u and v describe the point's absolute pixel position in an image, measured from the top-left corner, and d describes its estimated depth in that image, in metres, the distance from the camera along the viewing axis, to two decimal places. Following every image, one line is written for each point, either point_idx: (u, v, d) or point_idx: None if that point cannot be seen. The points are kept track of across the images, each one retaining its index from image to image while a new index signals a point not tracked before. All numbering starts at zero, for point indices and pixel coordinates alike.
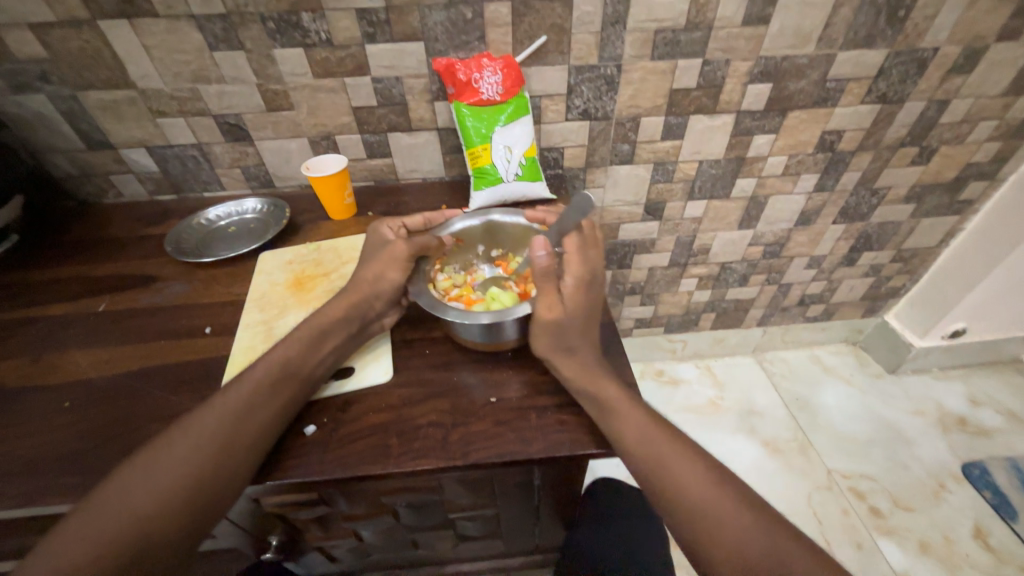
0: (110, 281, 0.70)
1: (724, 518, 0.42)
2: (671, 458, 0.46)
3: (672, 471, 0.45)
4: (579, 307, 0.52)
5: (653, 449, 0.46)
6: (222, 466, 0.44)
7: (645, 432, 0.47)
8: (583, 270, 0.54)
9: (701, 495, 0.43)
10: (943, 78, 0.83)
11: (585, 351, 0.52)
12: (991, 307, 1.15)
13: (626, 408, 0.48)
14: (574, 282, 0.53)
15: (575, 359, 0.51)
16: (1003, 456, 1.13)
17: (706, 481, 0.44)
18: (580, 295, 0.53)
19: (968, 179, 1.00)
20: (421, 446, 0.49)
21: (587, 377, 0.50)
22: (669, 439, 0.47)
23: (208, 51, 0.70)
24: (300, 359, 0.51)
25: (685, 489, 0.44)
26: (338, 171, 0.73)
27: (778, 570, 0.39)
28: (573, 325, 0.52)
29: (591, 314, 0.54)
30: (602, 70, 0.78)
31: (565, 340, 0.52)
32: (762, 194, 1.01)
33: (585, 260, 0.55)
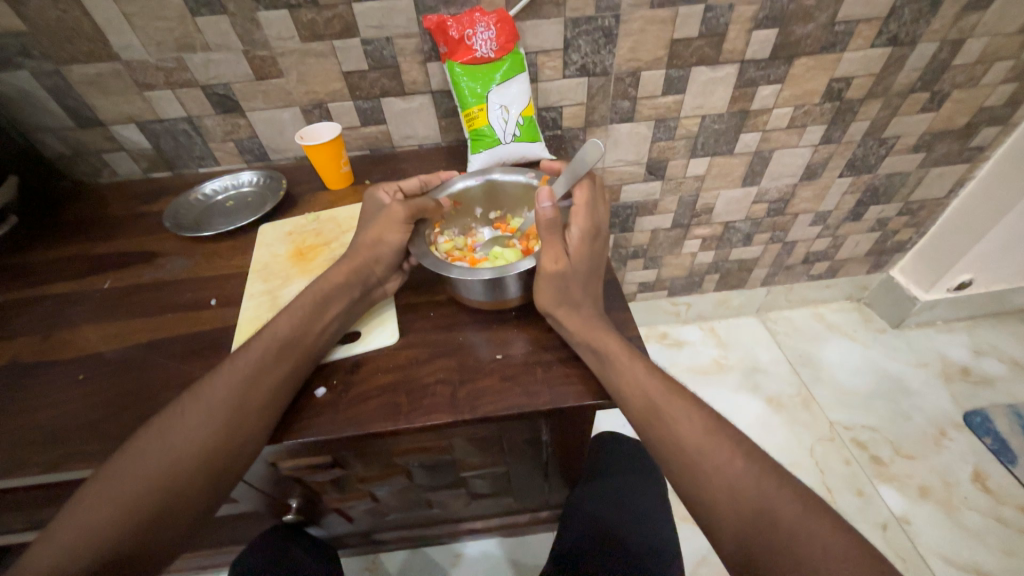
0: (112, 259, 0.70)
1: (723, 461, 0.43)
2: (673, 406, 0.47)
3: (672, 418, 0.46)
4: (583, 261, 0.53)
5: (654, 399, 0.47)
6: (238, 428, 0.46)
7: (647, 382, 0.48)
8: (589, 224, 0.54)
9: (698, 440, 0.44)
10: (958, 16, 0.79)
11: (586, 305, 0.53)
12: (998, 258, 1.14)
13: (628, 360, 0.49)
14: (580, 235, 0.53)
15: (577, 313, 0.52)
16: (1004, 404, 1.15)
17: (706, 427, 0.45)
18: (584, 248, 0.53)
19: (981, 125, 0.97)
20: (430, 403, 0.50)
21: (587, 331, 0.51)
22: (670, 391, 0.48)
23: (190, 16, 0.68)
24: (306, 324, 0.51)
25: (686, 434, 0.45)
26: (333, 139, 0.72)
27: (777, 510, 0.40)
28: (577, 278, 0.52)
29: (594, 267, 0.55)
30: (600, 21, 0.75)
31: (567, 293, 0.52)
32: (767, 149, 0.98)
33: (590, 214, 0.54)
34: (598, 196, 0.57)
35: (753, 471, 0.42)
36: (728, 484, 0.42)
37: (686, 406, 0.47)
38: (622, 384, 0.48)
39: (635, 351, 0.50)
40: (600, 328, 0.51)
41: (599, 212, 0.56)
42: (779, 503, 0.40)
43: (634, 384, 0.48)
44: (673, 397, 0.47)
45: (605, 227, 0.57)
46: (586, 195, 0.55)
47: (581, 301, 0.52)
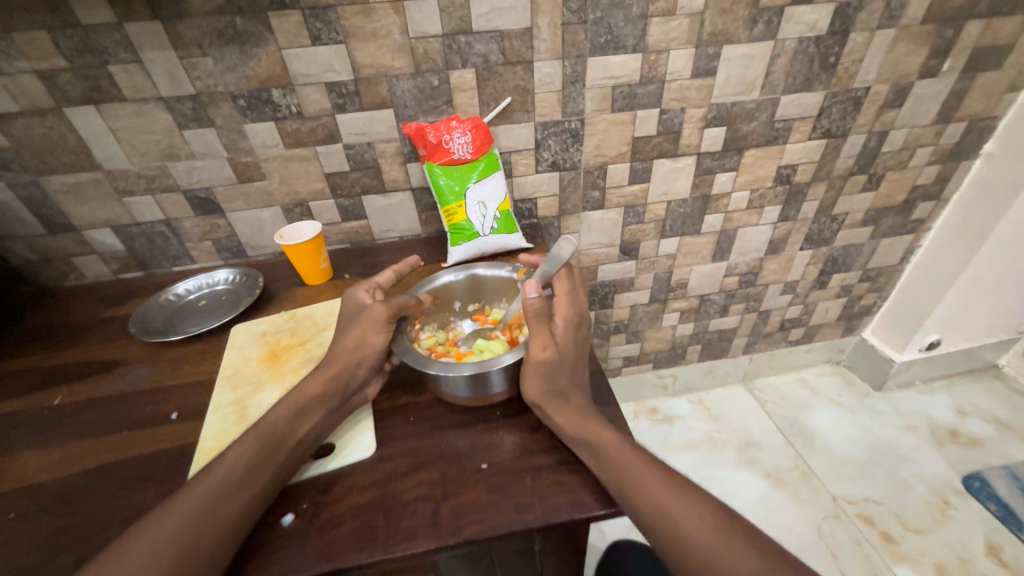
0: (67, 370, 0.65)
1: (741, 563, 0.40)
2: (680, 500, 0.44)
3: (680, 518, 0.42)
4: (568, 350, 0.52)
5: (660, 496, 0.44)
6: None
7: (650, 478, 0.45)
8: (571, 312, 0.54)
9: (709, 543, 0.41)
10: (878, 113, 0.90)
11: (577, 395, 0.51)
12: (959, 318, 1.19)
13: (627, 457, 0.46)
14: (564, 323, 0.53)
15: (568, 405, 0.50)
16: (999, 465, 1.13)
17: (718, 523, 0.42)
18: (570, 335, 0.53)
19: (917, 200, 1.07)
20: (410, 526, 0.45)
21: (582, 423, 0.49)
22: (672, 483, 0.45)
23: (177, 130, 0.71)
24: (274, 440, 0.47)
25: (697, 534, 0.42)
26: (313, 237, 0.72)
27: None
28: (563, 369, 0.51)
29: (580, 355, 0.54)
30: (567, 124, 0.81)
31: (556, 387, 0.51)
32: (731, 228, 1.05)
33: (573, 302, 0.55)
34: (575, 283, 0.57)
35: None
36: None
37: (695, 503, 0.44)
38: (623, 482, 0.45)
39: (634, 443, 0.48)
40: (595, 421, 0.49)
41: (579, 298, 0.56)
42: None
43: (637, 480, 0.45)
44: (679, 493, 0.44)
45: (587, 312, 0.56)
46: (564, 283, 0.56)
47: (571, 393, 0.51)
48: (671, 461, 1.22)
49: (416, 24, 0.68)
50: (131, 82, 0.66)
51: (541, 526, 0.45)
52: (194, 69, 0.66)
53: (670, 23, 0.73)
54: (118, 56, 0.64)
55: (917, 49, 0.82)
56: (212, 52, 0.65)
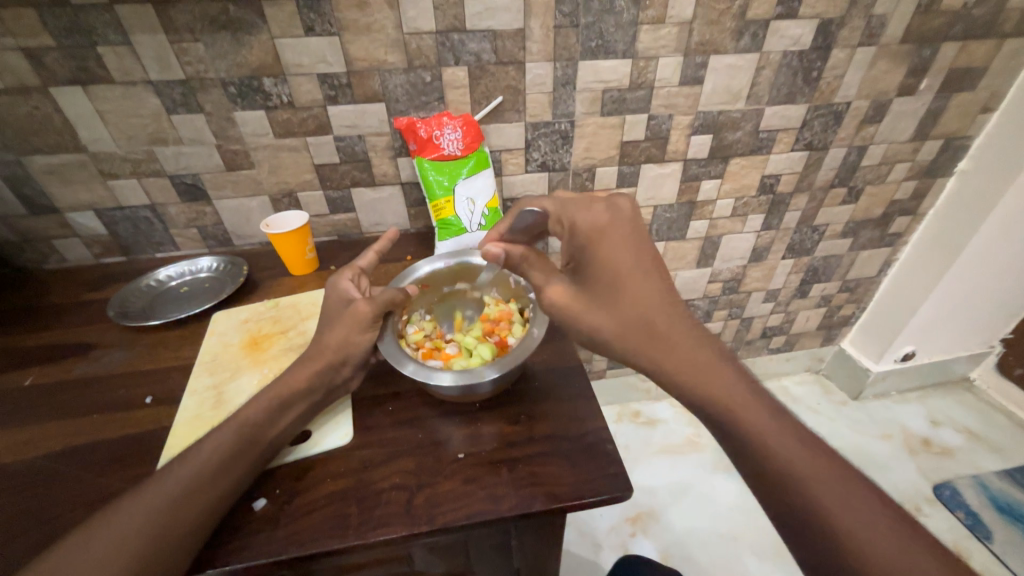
0: (40, 351, 0.64)
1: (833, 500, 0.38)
2: (779, 434, 0.41)
3: (778, 451, 0.40)
4: (628, 275, 0.47)
5: (788, 457, 0.40)
6: (152, 565, 0.39)
7: (777, 439, 0.41)
8: (606, 235, 0.49)
9: (787, 455, 0.40)
10: (858, 128, 0.93)
11: (672, 327, 0.46)
12: (934, 330, 1.22)
13: (753, 412, 0.42)
14: (602, 248, 0.49)
15: (663, 341, 0.45)
16: (969, 475, 1.16)
17: (815, 460, 0.40)
18: (620, 271, 0.48)
19: (894, 214, 1.10)
20: (384, 513, 0.45)
21: (687, 361, 0.44)
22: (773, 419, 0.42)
23: (166, 114, 0.71)
24: (249, 425, 0.47)
25: (793, 466, 0.40)
26: (300, 227, 0.72)
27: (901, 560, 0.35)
28: (629, 295, 0.47)
29: (654, 277, 0.48)
30: (557, 125, 0.83)
31: (639, 319, 0.46)
32: (715, 235, 1.07)
33: (618, 234, 0.49)
34: (620, 202, 0.52)
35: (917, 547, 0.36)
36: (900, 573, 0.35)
37: (823, 462, 0.40)
38: (752, 446, 0.41)
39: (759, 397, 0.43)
40: (707, 365, 0.44)
41: (626, 218, 0.50)
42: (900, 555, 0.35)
43: (763, 442, 0.41)
44: (810, 454, 0.40)
45: (645, 232, 0.50)
46: (581, 207, 0.52)
47: (665, 329, 0.46)
48: (653, 464, 1.23)
49: (410, 20, 0.68)
50: (120, 64, 0.66)
51: (514, 516, 0.45)
52: (185, 54, 0.66)
53: (659, 30, 0.75)
54: (107, 38, 0.63)
55: (896, 67, 0.85)
56: (204, 38, 0.65)
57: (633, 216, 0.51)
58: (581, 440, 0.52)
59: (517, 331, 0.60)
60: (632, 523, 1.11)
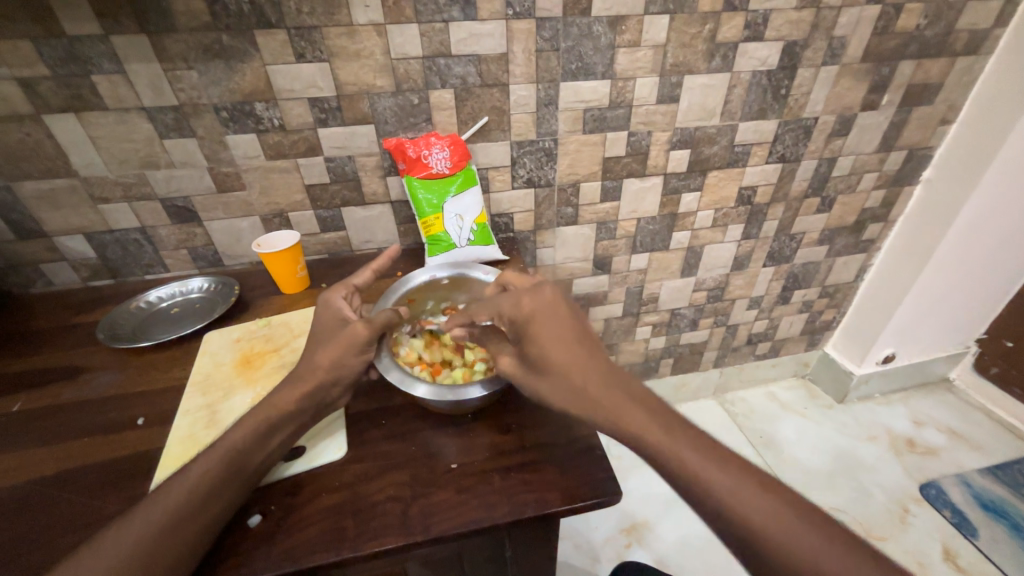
0: (29, 376, 0.64)
1: (784, 530, 0.40)
2: (722, 472, 0.43)
3: (729, 495, 0.41)
4: (556, 348, 0.50)
5: (754, 518, 0.40)
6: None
7: (740, 497, 0.41)
8: (536, 315, 0.52)
9: (732, 492, 0.42)
10: (827, 141, 0.98)
11: (600, 390, 0.48)
12: (911, 333, 1.27)
13: (717, 472, 0.43)
14: (533, 328, 0.52)
15: (592, 404, 0.48)
16: (953, 474, 1.19)
17: (762, 495, 0.42)
18: (553, 351, 0.50)
19: (867, 222, 1.15)
20: (379, 525, 0.46)
21: (622, 418, 0.47)
22: (712, 460, 0.44)
23: (158, 139, 0.72)
24: (244, 443, 0.47)
25: (741, 500, 0.41)
26: (291, 247, 0.73)
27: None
28: (558, 367, 0.49)
29: (578, 346, 0.51)
30: (541, 144, 0.86)
31: (576, 387, 0.49)
32: (698, 245, 1.10)
33: (542, 320, 0.52)
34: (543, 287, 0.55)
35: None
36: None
37: (786, 511, 0.41)
38: (725, 515, 0.41)
39: (714, 458, 0.44)
40: (647, 424, 0.46)
41: (548, 301, 0.54)
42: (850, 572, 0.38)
43: (732, 505, 0.41)
44: (773, 506, 0.41)
45: (569, 309, 0.54)
46: (512, 296, 0.55)
47: (594, 392, 0.48)
48: (645, 475, 1.23)
49: (398, 46, 0.72)
50: (114, 92, 0.67)
51: (508, 523, 0.46)
52: (178, 81, 0.68)
53: (636, 53, 0.79)
54: (102, 67, 0.65)
55: (859, 83, 0.91)
56: (197, 66, 0.67)
57: (554, 299, 0.54)
58: (572, 446, 0.53)
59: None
60: (628, 534, 1.11)
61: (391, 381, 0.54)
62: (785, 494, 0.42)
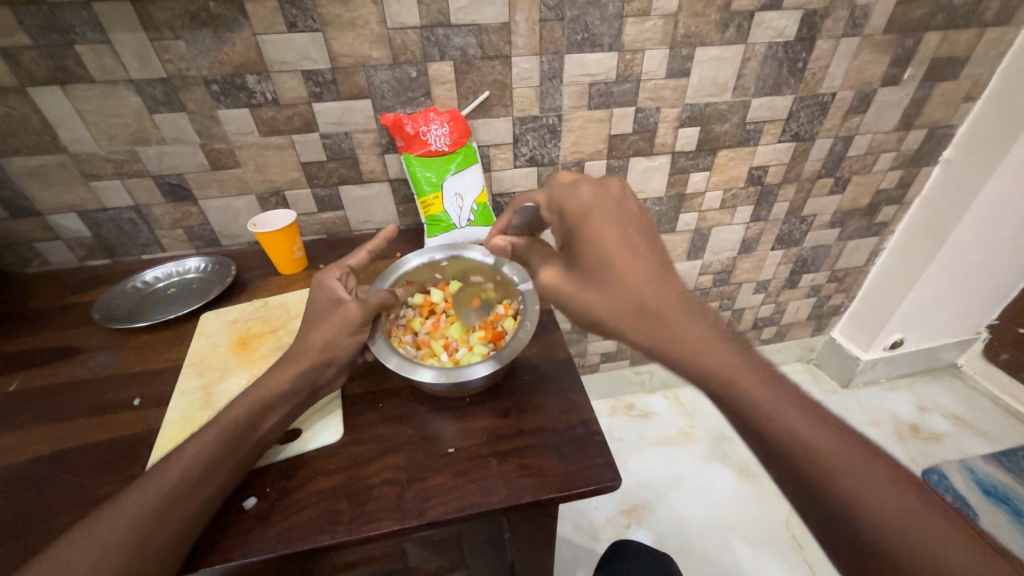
0: (26, 356, 0.64)
1: (844, 463, 0.37)
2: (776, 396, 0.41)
3: (782, 417, 0.40)
4: (624, 255, 0.48)
5: (810, 444, 0.39)
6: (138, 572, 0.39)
7: (797, 423, 0.39)
8: (593, 218, 0.51)
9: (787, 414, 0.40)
10: (844, 118, 0.93)
11: (663, 302, 0.46)
12: (921, 318, 1.24)
13: (769, 394, 0.41)
14: (591, 227, 0.51)
15: (651, 315, 0.45)
16: (956, 460, 1.18)
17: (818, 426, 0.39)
18: (614, 251, 0.49)
19: (881, 204, 1.11)
20: (375, 508, 0.46)
21: (678, 334, 0.44)
22: (768, 383, 0.42)
23: (148, 114, 0.70)
24: (236, 426, 0.47)
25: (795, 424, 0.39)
26: (287, 226, 0.72)
27: (904, 515, 0.35)
28: (618, 275, 0.47)
29: (645, 259, 0.48)
30: (544, 120, 0.83)
31: (630, 290, 0.46)
32: (705, 227, 1.07)
33: (605, 217, 0.51)
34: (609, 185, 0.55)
35: (927, 519, 0.35)
36: (910, 549, 0.34)
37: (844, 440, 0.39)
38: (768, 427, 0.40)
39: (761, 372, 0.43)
40: (710, 339, 0.44)
41: (611, 202, 0.53)
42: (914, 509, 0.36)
43: (791, 432, 0.39)
44: (825, 433, 0.39)
45: (636, 215, 0.53)
46: (571, 191, 0.55)
47: (661, 302, 0.46)
48: (645, 458, 1.23)
49: (394, 15, 0.68)
50: (99, 63, 0.64)
51: (505, 507, 0.46)
52: (165, 52, 0.65)
53: (645, 23, 0.75)
54: (86, 36, 0.62)
55: (880, 57, 0.86)
56: (185, 35, 0.64)
57: (620, 199, 0.54)
58: (570, 432, 0.52)
59: (513, 320, 0.61)
60: (627, 515, 1.12)
61: (389, 367, 0.53)
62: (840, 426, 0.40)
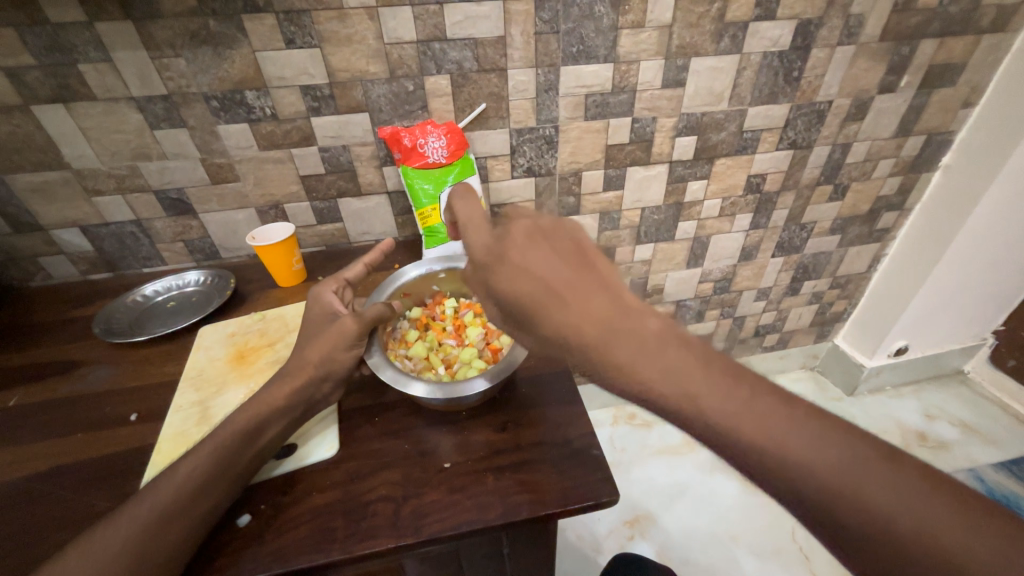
0: (26, 371, 0.64)
1: (853, 488, 0.31)
2: (760, 420, 0.34)
3: (767, 442, 0.33)
4: (553, 290, 0.41)
5: (805, 464, 0.32)
6: None
7: (777, 438, 0.33)
8: (508, 261, 0.44)
9: (776, 440, 0.33)
10: (841, 125, 0.93)
11: (602, 335, 0.38)
12: (926, 324, 1.23)
13: (752, 418, 0.34)
14: (509, 275, 0.43)
15: (593, 350, 0.38)
16: (965, 468, 1.16)
17: (813, 443, 0.33)
18: (544, 294, 0.42)
19: (881, 210, 1.11)
20: (370, 526, 0.45)
21: (627, 364, 0.37)
22: (749, 402, 0.35)
23: (149, 130, 0.71)
24: (230, 443, 0.46)
25: (785, 448, 0.33)
26: (285, 239, 0.72)
27: (927, 538, 0.30)
28: (548, 314, 0.40)
29: (567, 283, 0.41)
30: (541, 131, 0.83)
31: (562, 335, 0.40)
32: (704, 235, 1.07)
33: (526, 258, 0.44)
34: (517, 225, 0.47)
35: (937, 514, 0.30)
36: (933, 555, 0.29)
37: (847, 455, 0.32)
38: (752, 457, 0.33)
39: (734, 392, 0.35)
40: (661, 367, 0.36)
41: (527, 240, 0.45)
42: (944, 529, 0.30)
43: (774, 456, 0.33)
44: (813, 444, 0.33)
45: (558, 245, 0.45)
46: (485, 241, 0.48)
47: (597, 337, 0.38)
48: (647, 467, 1.22)
49: (390, 30, 0.69)
50: (101, 81, 0.66)
51: (501, 524, 0.45)
52: (166, 69, 0.66)
53: (639, 35, 0.76)
54: (88, 55, 0.63)
55: (876, 65, 0.86)
56: (185, 53, 0.65)
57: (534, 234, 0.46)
58: (568, 446, 0.51)
59: (507, 338, 0.60)
60: (631, 527, 1.10)
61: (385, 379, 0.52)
62: (831, 422, 0.34)
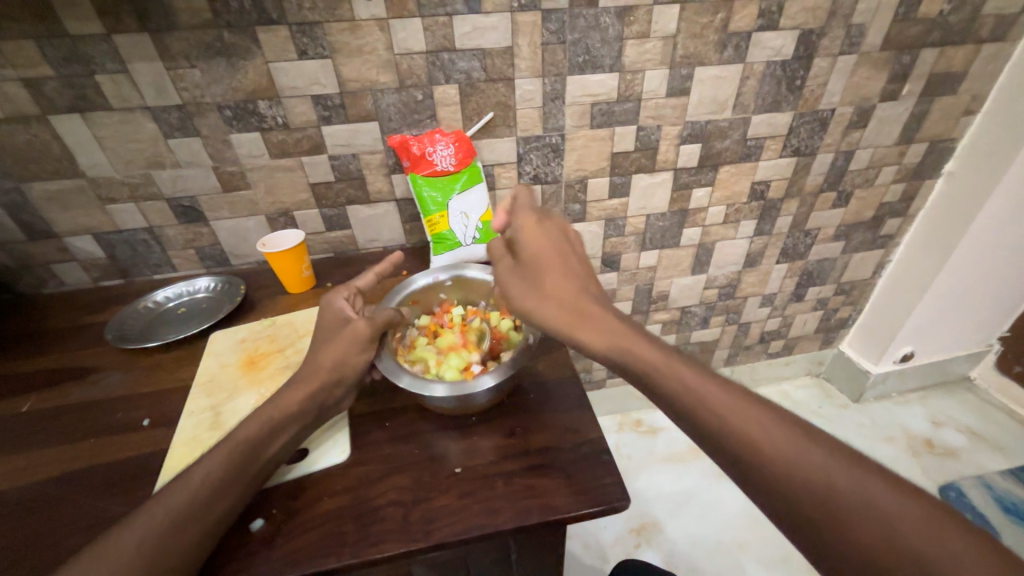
0: (39, 376, 0.65)
1: (791, 453, 0.37)
2: (715, 391, 0.41)
3: (720, 407, 0.40)
4: (568, 271, 0.52)
5: (751, 433, 0.39)
6: None
7: (727, 407, 0.40)
8: (535, 244, 0.53)
9: (727, 408, 0.40)
10: (844, 132, 0.94)
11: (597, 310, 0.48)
12: (931, 331, 1.23)
13: (708, 389, 0.41)
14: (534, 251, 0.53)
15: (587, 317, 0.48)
16: (973, 476, 1.15)
17: (757, 416, 0.40)
18: (558, 270, 0.51)
19: (885, 217, 1.12)
20: (381, 530, 0.45)
21: (612, 334, 0.46)
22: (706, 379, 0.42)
23: (163, 139, 0.72)
24: (243, 447, 0.47)
25: (736, 416, 0.40)
26: (295, 246, 0.73)
27: (853, 499, 0.35)
28: (556, 284, 0.50)
29: (575, 270, 0.52)
30: (547, 139, 0.84)
31: (566, 301, 0.49)
32: (709, 241, 1.08)
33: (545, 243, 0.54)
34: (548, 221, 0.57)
35: (862, 481, 0.36)
36: (859, 513, 0.34)
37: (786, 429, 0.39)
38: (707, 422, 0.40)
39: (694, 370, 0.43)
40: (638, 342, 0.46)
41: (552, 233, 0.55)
42: (867, 494, 0.35)
43: (725, 420, 0.40)
44: (759, 416, 0.40)
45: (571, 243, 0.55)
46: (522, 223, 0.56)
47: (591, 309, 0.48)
48: (653, 474, 1.21)
49: (400, 41, 0.70)
50: (118, 91, 0.67)
51: (511, 529, 0.45)
52: (181, 80, 0.68)
53: (644, 45, 0.77)
54: (105, 66, 0.65)
55: (878, 73, 0.87)
56: (200, 64, 0.67)
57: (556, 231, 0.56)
58: (578, 451, 0.52)
59: (514, 342, 0.61)
60: (637, 534, 1.09)
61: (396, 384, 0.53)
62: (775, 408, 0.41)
